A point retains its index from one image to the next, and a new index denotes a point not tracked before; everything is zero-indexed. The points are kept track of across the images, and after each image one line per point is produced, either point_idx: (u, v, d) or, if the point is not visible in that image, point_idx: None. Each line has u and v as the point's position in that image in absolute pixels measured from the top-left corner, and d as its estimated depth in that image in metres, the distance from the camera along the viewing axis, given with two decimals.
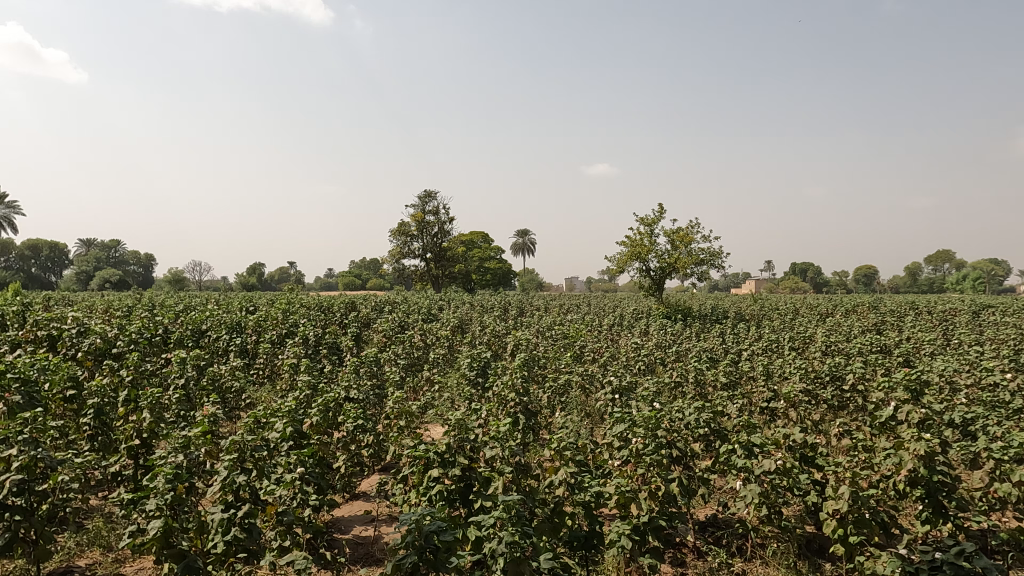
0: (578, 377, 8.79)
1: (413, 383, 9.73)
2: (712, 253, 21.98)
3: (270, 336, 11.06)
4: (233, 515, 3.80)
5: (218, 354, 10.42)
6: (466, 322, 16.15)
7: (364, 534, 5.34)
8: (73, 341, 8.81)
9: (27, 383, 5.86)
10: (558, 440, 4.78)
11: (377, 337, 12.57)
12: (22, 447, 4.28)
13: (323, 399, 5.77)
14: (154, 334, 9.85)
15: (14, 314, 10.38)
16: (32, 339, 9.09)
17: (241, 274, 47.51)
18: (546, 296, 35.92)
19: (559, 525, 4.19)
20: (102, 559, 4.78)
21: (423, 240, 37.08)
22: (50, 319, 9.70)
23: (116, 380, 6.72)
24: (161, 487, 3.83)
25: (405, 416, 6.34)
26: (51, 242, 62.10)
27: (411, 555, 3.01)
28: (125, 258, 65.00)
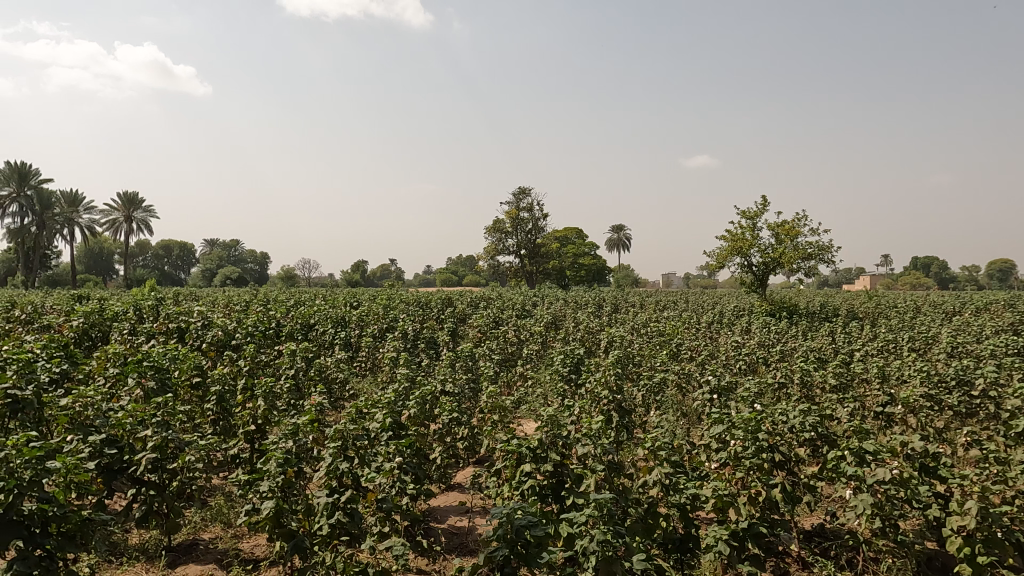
0: (674, 375, 8.58)
1: (506, 378, 9.83)
2: (821, 247, 20.75)
3: (372, 330, 11.56)
4: (337, 499, 4.02)
5: (324, 347, 10.99)
6: (560, 319, 16.21)
7: (458, 525, 5.45)
8: (198, 334, 9.63)
9: (161, 371, 6.48)
10: (652, 439, 4.71)
11: (472, 333, 12.82)
12: (156, 428, 4.76)
13: (420, 391, 5.96)
14: (269, 328, 10.56)
15: (149, 308, 11.51)
16: (165, 331, 10.02)
17: (346, 270, 50.27)
18: (641, 292, 35.19)
19: (653, 526, 4.10)
20: (222, 534, 5.16)
21: (517, 236, 37.49)
22: (180, 312, 10.66)
23: (235, 369, 7.28)
24: (273, 470, 4.15)
25: (499, 411, 6.43)
26: (182, 244, 68.30)
27: (502, 549, 3.08)
28: (243, 257, 70.16)
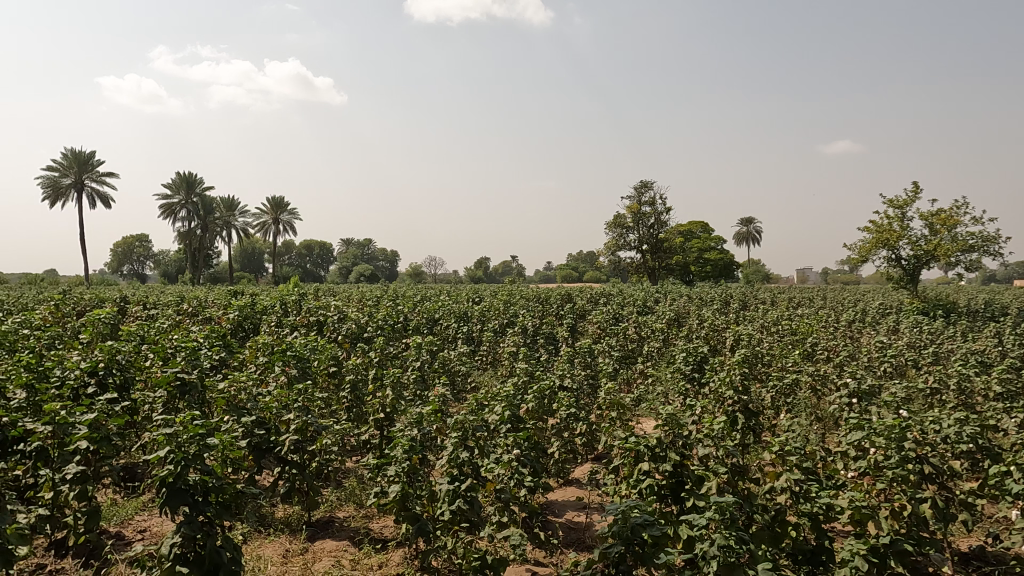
0: (808, 377, 8.03)
1: (626, 375, 9.69)
2: (986, 238, 18.51)
3: (493, 325, 11.84)
4: (458, 487, 4.18)
5: (448, 341, 11.40)
6: (683, 316, 15.71)
7: (576, 520, 5.44)
8: (334, 327, 10.35)
9: (302, 360, 7.04)
10: (781, 443, 4.45)
11: (591, 329, 12.75)
12: (297, 413, 5.20)
13: (538, 385, 6.04)
14: (397, 322, 11.11)
15: (293, 303, 12.52)
16: (306, 324, 10.86)
17: (469, 267, 51.94)
18: (772, 288, 33.24)
19: (781, 534, 3.88)
20: (354, 513, 5.51)
21: (639, 231, 36.78)
22: (319, 307, 11.50)
23: (367, 360, 7.75)
24: (400, 456, 4.39)
25: (617, 408, 6.36)
26: (322, 243, 73.69)
27: (618, 546, 3.06)
28: (376, 255, 74.47)
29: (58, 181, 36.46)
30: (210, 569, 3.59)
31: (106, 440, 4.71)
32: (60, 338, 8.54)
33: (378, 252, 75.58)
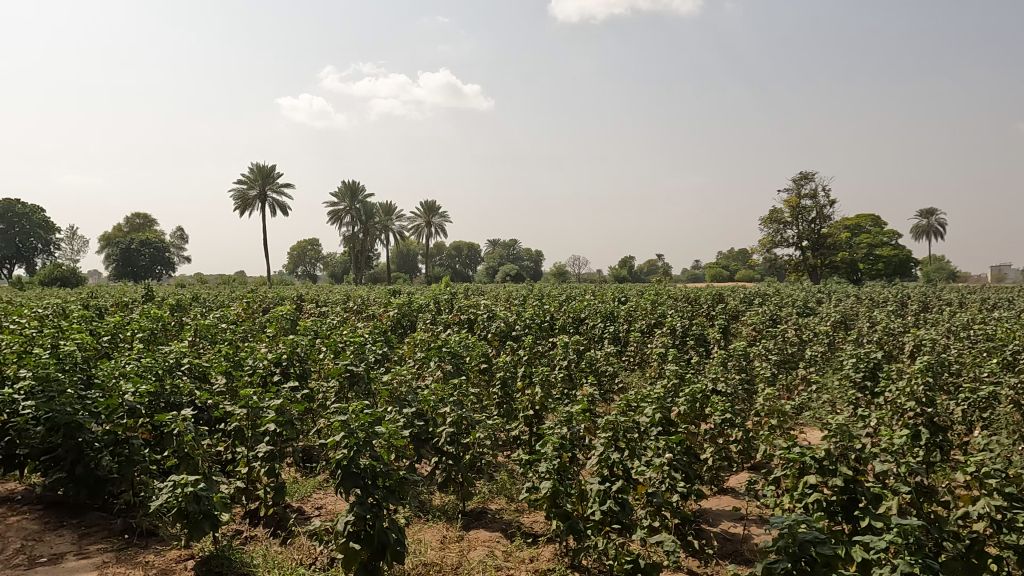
0: (1009, 390, 7.00)
1: (786, 380, 9.05)
2: None
3: (640, 326, 11.61)
4: (608, 487, 4.16)
5: (595, 340, 11.34)
6: (851, 318, 14.38)
7: (732, 531, 5.17)
8: (485, 325, 10.73)
9: (456, 357, 7.36)
10: (975, 463, 3.94)
11: (746, 331, 12.08)
12: (453, 406, 5.47)
13: (691, 389, 5.83)
14: (545, 320, 11.25)
15: (446, 302, 13.13)
16: (459, 322, 11.34)
17: (614, 267, 51.72)
18: (961, 287, 29.48)
19: (978, 566, 3.43)
20: (506, 506, 5.66)
21: (798, 226, 34.32)
22: (469, 306, 11.97)
23: (516, 358, 7.93)
24: (550, 453, 4.47)
25: (778, 415, 5.97)
26: (471, 244, 76.88)
27: (784, 562, 2.88)
28: (521, 256, 76.24)
29: (246, 193, 41.41)
30: (378, 547, 3.88)
31: (290, 424, 5.27)
32: (251, 332, 9.66)
33: (523, 253, 77.37)
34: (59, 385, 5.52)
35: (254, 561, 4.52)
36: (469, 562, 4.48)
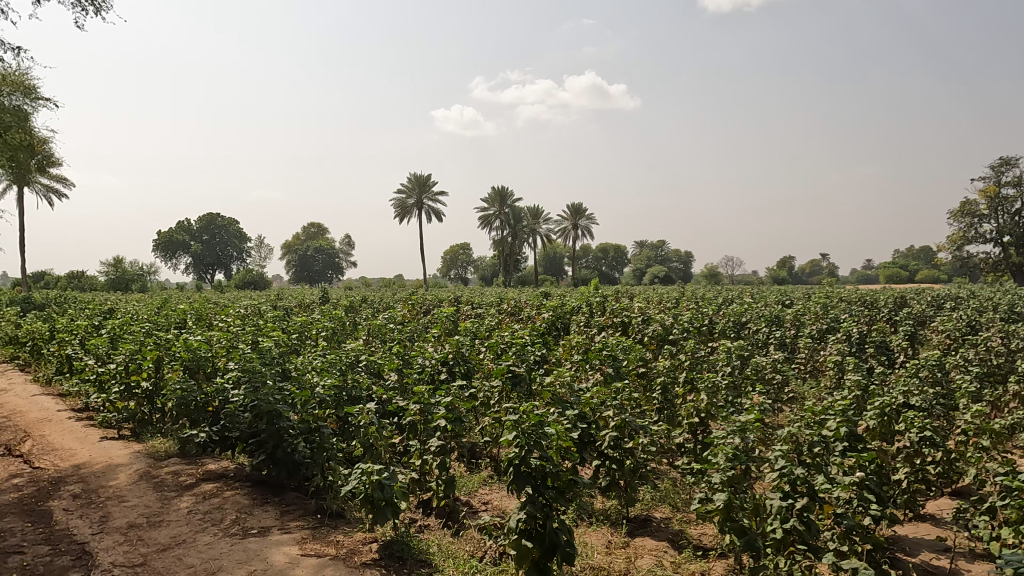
0: None
1: (993, 396, 7.92)
2: None
3: (811, 331, 10.77)
4: (791, 505, 3.90)
5: (758, 346, 10.70)
6: None
7: (936, 563, 4.60)
8: (640, 328, 10.52)
9: (615, 360, 7.29)
10: None
11: (939, 339, 10.75)
12: (617, 410, 5.43)
13: (881, 402, 5.30)
14: (703, 324, 10.80)
15: (598, 304, 13.07)
16: (613, 325, 11.24)
17: (772, 268, 48.62)
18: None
19: None
20: (672, 515, 5.50)
21: (998, 219, 30.05)
22: (623, 309, 11.82)
23: (677, 363, 7.70)
24: (723, 464, 4.29)
25: (989, 435, 5.24)
26: (617, 246, 76.06)
27: None
28: (670, 257, 74.12)
29: (405, 201, 44.27)
30: (549, 548, 3.93)
31: (459, 421, 5.50)
32: (417, 332, 10.26)
33: (672, 254, 75.17)
34: (262, 377, 6.21)
35: (430, 550, 4.77)
36: (637, 570, 4.40)
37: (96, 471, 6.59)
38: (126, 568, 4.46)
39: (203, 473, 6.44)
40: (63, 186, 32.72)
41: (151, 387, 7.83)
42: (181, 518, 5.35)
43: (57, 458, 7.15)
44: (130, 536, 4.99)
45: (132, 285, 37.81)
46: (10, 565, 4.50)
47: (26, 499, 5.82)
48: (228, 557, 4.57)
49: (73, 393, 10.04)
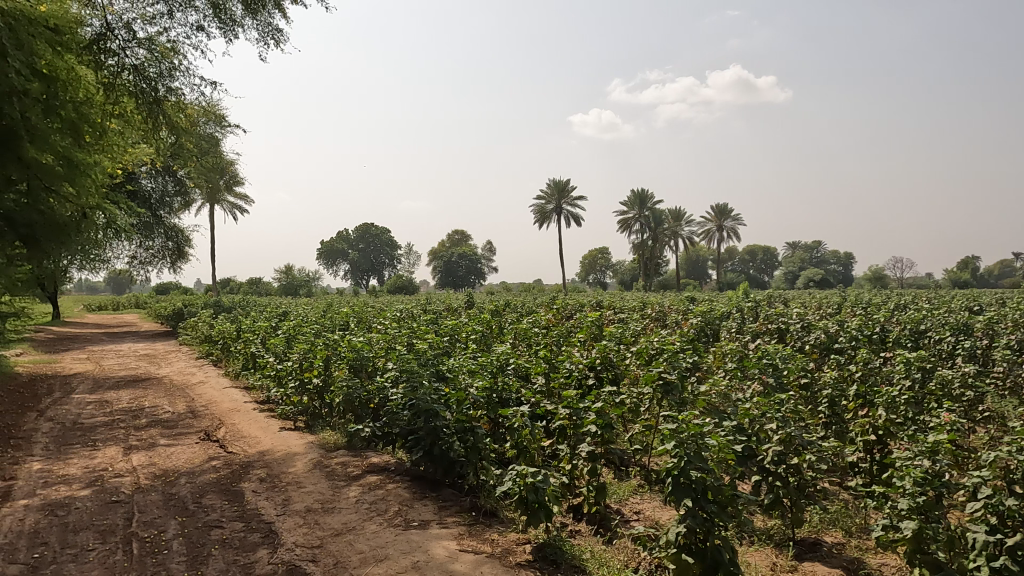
0: None
1: None
2: None
3: (1008, 341, 9.42)
4: (997, 540, 3.42)
5: (942, 358, 9.53)
6: None
7: None
8: (800, 336, 9.78)
9: (776, 370, 6.83)
10: None
11: None
12: (780, 424, 5.08)
13: None
14: (874, 332, 9.83)
15: (750, 310, 12.36)
16: (768, 332, 10.57)
17: (952, 270, 43.40)
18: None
19: None
20: (845, 541, 5.04)
21: None
22: (779, 315, 11.08)
23: (845, 374, 7.07)
24: (910, 488, 3.86)
25: None
26: (766, 248, 71.76)
27: None
28: (827, 259, 68.62)
29: (545, 207, 44.88)
30: (711, 564, 3.75)
31: (610, 427, 5.39)
32: (562, 336, 10.29)
33: (829, 255, 69.57)
34: (420, 378, 6.53)
35: (583, 556, 4.73)
36: None
37: (277, 459, 7.31)
38: (306, 548, 4.89)
39: (367, 465, 6.91)
40: (245, 202, 36.84)
41: (321, 384, 8.54)
42: (351, 506, 5.77)
43: (246, 444, 8.02)
44: (309, 520, 5.46)
45: (301, 289, 41.78)
46: (214, 538, 5.10)
47: (223, 480, 6.59)
48: (393, 546, 4.85)
49: (256, 387, 11.23)
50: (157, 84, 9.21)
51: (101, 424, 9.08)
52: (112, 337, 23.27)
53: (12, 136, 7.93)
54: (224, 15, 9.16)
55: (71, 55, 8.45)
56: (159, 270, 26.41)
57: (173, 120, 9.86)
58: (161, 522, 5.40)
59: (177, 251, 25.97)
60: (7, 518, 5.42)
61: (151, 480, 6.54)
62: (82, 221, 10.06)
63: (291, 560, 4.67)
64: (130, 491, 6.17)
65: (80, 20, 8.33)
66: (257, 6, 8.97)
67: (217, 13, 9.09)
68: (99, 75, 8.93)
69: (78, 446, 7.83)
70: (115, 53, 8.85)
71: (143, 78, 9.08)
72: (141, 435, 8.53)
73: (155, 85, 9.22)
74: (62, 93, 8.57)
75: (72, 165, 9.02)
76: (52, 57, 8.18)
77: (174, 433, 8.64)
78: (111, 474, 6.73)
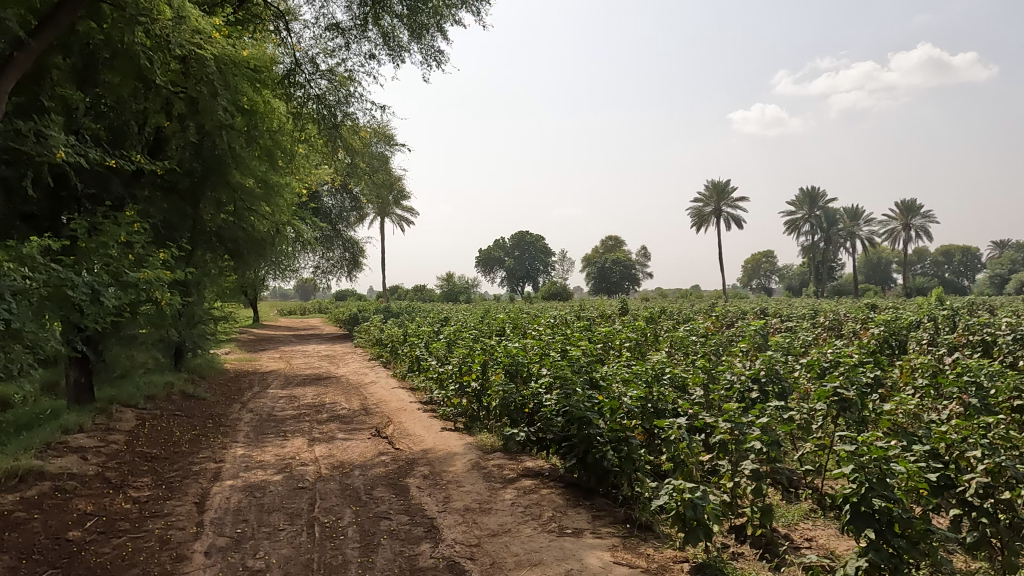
0: None
1: None
2: None
3: None
4: None
5: None
6: None
7: None
8: (1011, 349, 8.43)
9: (981, 389, 5.93)
10: None
11: None
12: (987, 453, 4.40)
13: None
14: None
15: (946, 319, 10.89)
16: (969, 344, 9.23)
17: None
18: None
19: None
20: None
21: None
22: (984, 325, 9.64)
23: None
24: None
25: None
26: (966, 248, 63.06)
27: None
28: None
29: (702, 210, 43.15)
30: None
31: (778, 445, 4.98)
32: (722, 345, 9.78)
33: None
34: (573, 385, 6.52)
35: None
36: None
37: (438, 457, 7.70)
38: (465, 546, 5.08)
39: (523, 469, 7.05)
40: (411, 214, 39.37)
41: (478, 387, 8.87)
42: (507, 508, 5.91)
43: (411, 442, 8.55)
44: (467, 518, 5.68)
45: (462, 295, 43.90)
46: (383, 528, 5.48)
47: (391, 474, 7.08)
48: (547, 552, 4.88)
49: (421, 388, 11.93)
50: (336, 110, 10.13)
51: (290, 417, 10.18)
52: (300, 339, 26.10)
53: (221, 164, 9.16)
54: (393, 43, 9.90)
55: (267, 90, 9.57)
56: (338, 278, 29.09)
57: (349, 142, 10.81)
58: (338, 509, 5.91)
59: (352, 261, 28.42)
60: (217, 496, 6.24)
61: (330, 470, 7.20)
62: (276, 236, 11.33)
63: (451, 556, 4.89)
64: (313, 479, 6.83)
65: (275, 59, 9.41)
66: (421, 31, 9.58)
67: (386, 41, 9.86)
68: (290, 106, 10.09)
69: (272, 436, 8.84)
70: (302, 86, 9.95)
71: (324, 106, 10.06)
72: (323, 428, 9.42)
73: (334, 110, 10.15)
74: (260, 124, 9.72)
75: (268, 187, 10.23)
76: (253, 94, 9.26)
77: (350, 428, 9.45)
78: (298, 462, 7.52)
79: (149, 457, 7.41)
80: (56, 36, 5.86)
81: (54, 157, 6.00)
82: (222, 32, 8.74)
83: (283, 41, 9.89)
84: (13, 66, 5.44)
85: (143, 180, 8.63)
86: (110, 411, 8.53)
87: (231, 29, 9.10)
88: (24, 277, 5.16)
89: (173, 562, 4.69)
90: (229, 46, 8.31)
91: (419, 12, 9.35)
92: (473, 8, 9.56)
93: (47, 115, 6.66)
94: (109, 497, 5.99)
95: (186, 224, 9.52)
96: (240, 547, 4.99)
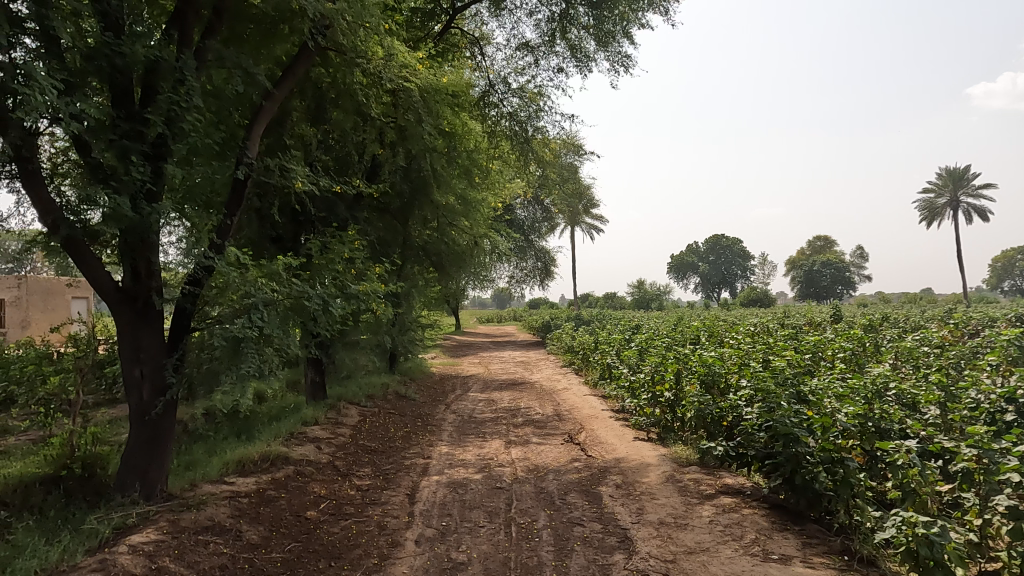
0: None
1: None
2: None
3: None
4: None
5: None
6: None
7: None
8: None
9: None
10: None
11: None
12: None
13: None
14: None
15: None
16: None
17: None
18: None
19: None
20: None
21: None
22: None
23: None
24: None
25: None
26: None
27: None
28: None
29: (935, 202, 37.60)
30: None
31: None
32: (964, 358, 8.38)
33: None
34: (777, 398, 6.04)
35: None
36: None
37: (632, 467, 7.59)
38: (660, 560, 4.93)
39: (721, 485, 6.66)
40: (600, 221, 39.33)
41: (672, 397, 8.60)
42: (705, 525, 5.63)
43: (604, 450, 8.53)
44: (662, 532, 5.51)
45: (654, 302, 42.97)
46: (576, 534, 5.53)
47: (584, 481, 7.12)
48: None
49: (613, 396, 11.88)
50: (527, 125, 10.52)
51: (489, 419, 10.74)
52: (498, 346, 27.41)
53: (426, 184, 10.00)
54: (581, 54, 10.03)
55: (465, 112, 10.26)
56: (532, 287, 30.08)
57: (541, 154, 11.12)
58: (534, 512, 6.09)
59: (544, 270, 29.20)
60: (425, 489, 6.77)
61: (525, 473, 7.44)
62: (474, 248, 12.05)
63: (645, 569, 4.77)
64: (509, 481, 7.12)
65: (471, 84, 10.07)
66: (608, 39, 9.60)
67: (573, 53, 10.04)
68: (485, 126, 10.67)
69: (473, 436, 9.39)
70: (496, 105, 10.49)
71: (516, 122, 10.50)
72: (519, 432, 9.79)
73: (526, 126, 10.55)
74: (460, 145, 10.46)
75: (466, 203, 10.91)
76: (453, 117, 10.00)
77: (544, 433, 9.69)
78: (495, 463, 7.89)
79: (369, 449, 8.29)
80: (295, 84, 6.78)
81: (295, 187, 6.97)
82: (425, 64, 9.57)
83: (478, 66, 10.54)
84: (263, 113, 6.35)
85: (363, 203, 9.72)
86: (339, 407, 9.69)
87: (433, 60, 9.91)
88: (274, 291, 6.07)
89: (389, 547, 5.18)
90: (432, 75, 9.04)
91: (605, 21, 9.38)
92: (660, 8, 9.34)
93: (288, 152, 7.79)
94: (338, 483, 6.80)
95: (397, 239, 10.54)
96: (446, 539, 5.36)
